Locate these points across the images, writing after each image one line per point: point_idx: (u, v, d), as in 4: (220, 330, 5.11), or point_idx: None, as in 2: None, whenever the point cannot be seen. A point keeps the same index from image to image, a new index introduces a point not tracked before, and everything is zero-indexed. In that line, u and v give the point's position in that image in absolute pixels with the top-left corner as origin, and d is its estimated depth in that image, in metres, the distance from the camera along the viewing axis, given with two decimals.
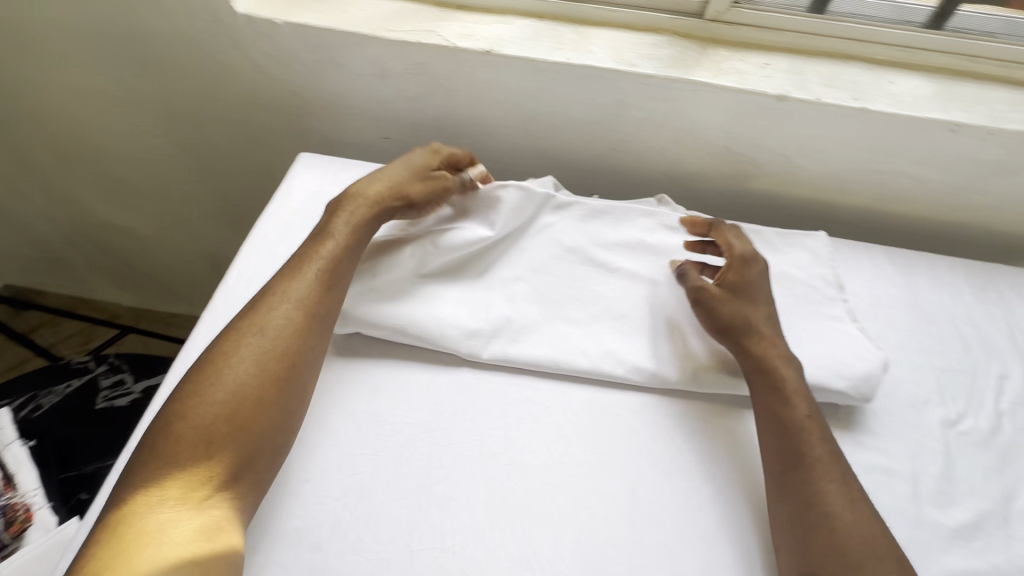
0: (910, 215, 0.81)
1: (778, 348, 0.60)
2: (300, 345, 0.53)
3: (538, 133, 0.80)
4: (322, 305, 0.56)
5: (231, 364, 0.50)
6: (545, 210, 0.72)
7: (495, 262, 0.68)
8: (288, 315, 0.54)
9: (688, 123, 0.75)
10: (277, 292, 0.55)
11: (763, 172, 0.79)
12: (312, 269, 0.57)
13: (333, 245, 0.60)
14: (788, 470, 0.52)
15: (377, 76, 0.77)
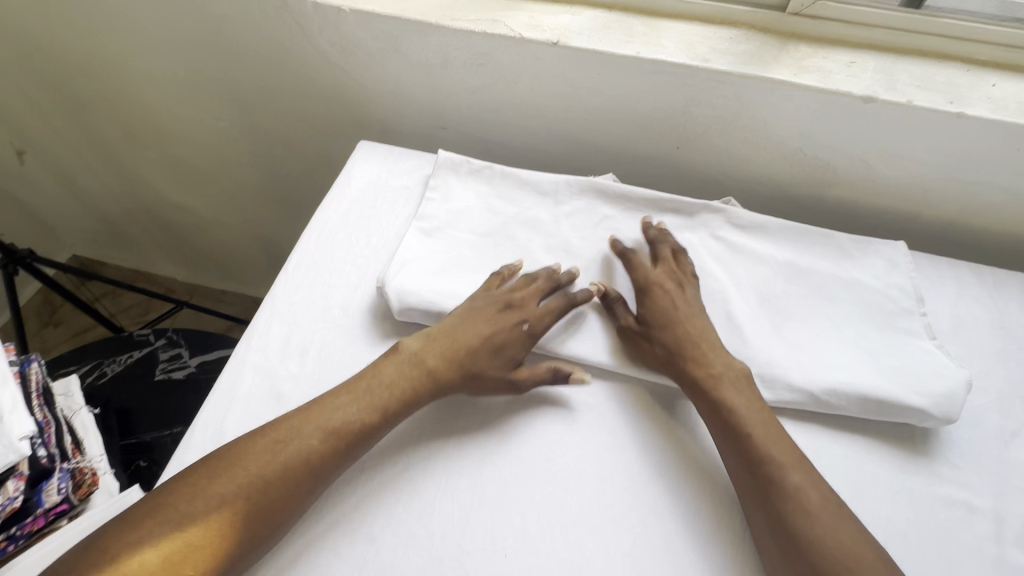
0: (1000, 229, 0.74)
1: (713, 355, 0.56)
2: (330, 470, 0.49)
3: (599, 127, 0.78)
4: (360, 435, 0.50)
5: (246, 471, 0.46)
6: (607, 201, 0.69)
7: (552, 256, 0.66)
8: (318, 436, 0.49)
9: (761, 122, 0.71)
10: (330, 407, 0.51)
11: (838, 177, 0.75)
12: (360, 395, 0.52)
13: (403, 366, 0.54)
14: (752, 493, 0.49)
15: (440, 66, 0.76)
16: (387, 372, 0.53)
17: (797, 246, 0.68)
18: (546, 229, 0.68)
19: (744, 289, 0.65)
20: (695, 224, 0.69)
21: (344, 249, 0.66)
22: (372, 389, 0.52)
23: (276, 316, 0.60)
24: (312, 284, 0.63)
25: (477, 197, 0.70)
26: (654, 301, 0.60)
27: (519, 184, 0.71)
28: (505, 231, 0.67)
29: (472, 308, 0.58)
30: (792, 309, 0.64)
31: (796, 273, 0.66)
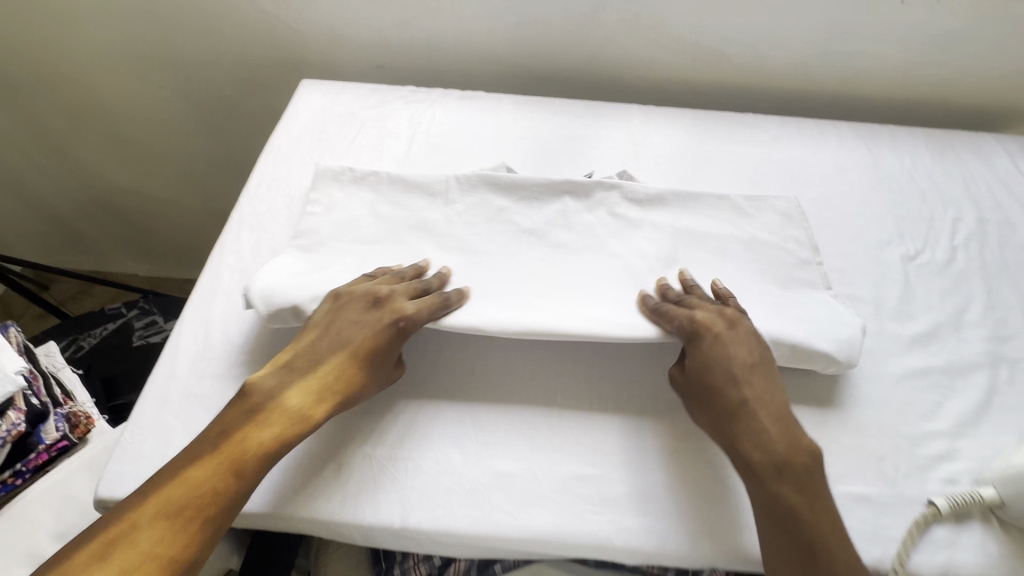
0: (873, 93, 0.86)
1: (776, 433, 0.48)
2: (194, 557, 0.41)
3: (520, 46, 0.85)
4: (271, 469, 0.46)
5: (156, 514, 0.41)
6: (498, 192, 0.67)
7: (446, 253, 0.62)
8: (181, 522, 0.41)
9: (659, 21, 0.80)
10: (187, 481, 0.43)
11: (733, 65, 0.85)
12: (223, 456, 0.45)
13: (276, 411, 0.48)
14: None
15: (367, 2, 0.83)
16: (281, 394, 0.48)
17: (695, 213, 0.67)
18: (438, 231, 0.64)
19: (647, 257, 0.63)
20: (590, 203, 0.67)
21: (299, 167, 0.72)
22: (234, 446, 0.45)
23: (245, 225, 0.66)
24: (273, 197, 0.68)
25: (362, 206, 0.65)
26: (709, 352, 0.52)
27: (407, 187, 0.67)
28: (394, 235, 0.64)
29: (337, 317, 0.53)
30: (693, 274, 0.62)
31: (695, 239, 0.65)
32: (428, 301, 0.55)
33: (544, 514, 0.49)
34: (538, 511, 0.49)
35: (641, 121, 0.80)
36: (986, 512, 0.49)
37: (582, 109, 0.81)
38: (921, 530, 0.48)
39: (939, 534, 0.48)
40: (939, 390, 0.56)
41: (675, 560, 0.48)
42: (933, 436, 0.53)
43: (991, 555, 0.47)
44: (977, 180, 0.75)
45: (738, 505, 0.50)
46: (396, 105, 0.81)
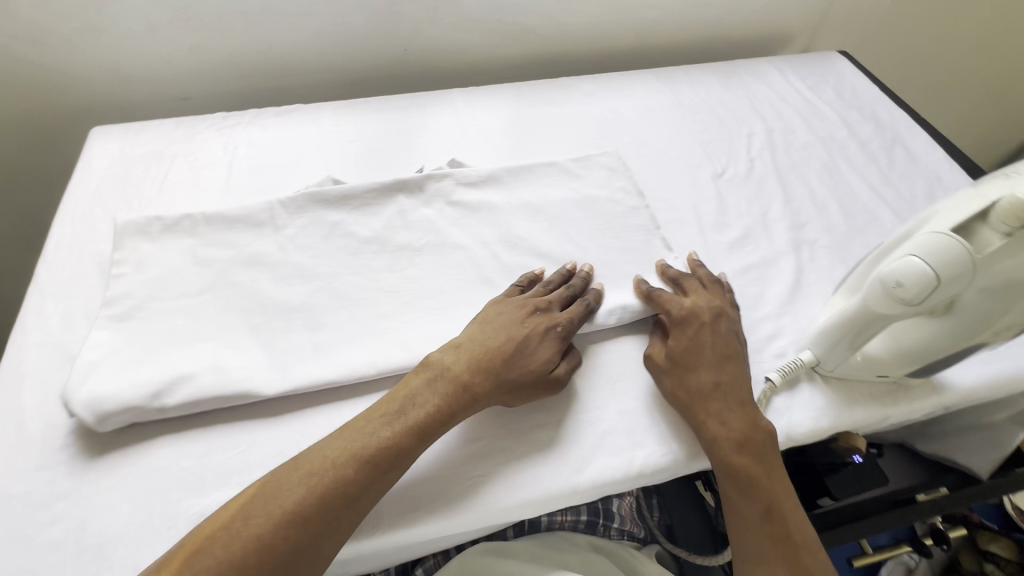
0: (665, 40, 0.95)
1: (739, 415, 0.51)
2: (357, 493, 0.44)
3: (327, 50, 0.83)
4: (373, 493, 0.45)
5: (286, 512, 0.41)
6: (328, 206, 0.65)
7: (284, 284, 0.60)
8: (353, 464, 0.44)
9: (457, 5, 0.82)
10: (372, 422, 0.47)
11: (539, 37, 0.89)
12: (390, 416, 0.47)
13: (425, 395, 0.49)
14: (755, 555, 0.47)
15: (149, 32, 0.77)
16: (405, 417, 0.47)
17: (530, 183, 0.70)
18: (271, 261, 0.62)
19: (488, 242, 0.64)
20: (426, 198, 0.68)
21: (105, 221, 0.65)
22: (402, 410, 0.48)
23: (49, 297, 0.58)
24: (79, 259, 0.62)
25: (181, 253, 0.61)
26: (697, 338, 0.54)
27: (229, 224, 0.64)
28: (224, 279, 0.60)
29: (497, 312, 0.55)
30: (535, 233, 0.65)
31: (533, 211, 0.67)
32: (569, 314, 0.56)
33: (432, 494, 0.49)
34: (440, 496, 0.49)
35: (465, 103, 0.81)
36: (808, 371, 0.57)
37: (405, 102, 0.81)
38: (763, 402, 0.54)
39: (775, 402, 0.55)
40: (758, 282, 0.64)
41: (564, 498, 0.50)
42: (761, 321, 0.60)
43: (819, 406, 0.55)
44: (761, 98, 0.86)
45: (608, 428, 0.53)
46: (207, 135, 0.75)
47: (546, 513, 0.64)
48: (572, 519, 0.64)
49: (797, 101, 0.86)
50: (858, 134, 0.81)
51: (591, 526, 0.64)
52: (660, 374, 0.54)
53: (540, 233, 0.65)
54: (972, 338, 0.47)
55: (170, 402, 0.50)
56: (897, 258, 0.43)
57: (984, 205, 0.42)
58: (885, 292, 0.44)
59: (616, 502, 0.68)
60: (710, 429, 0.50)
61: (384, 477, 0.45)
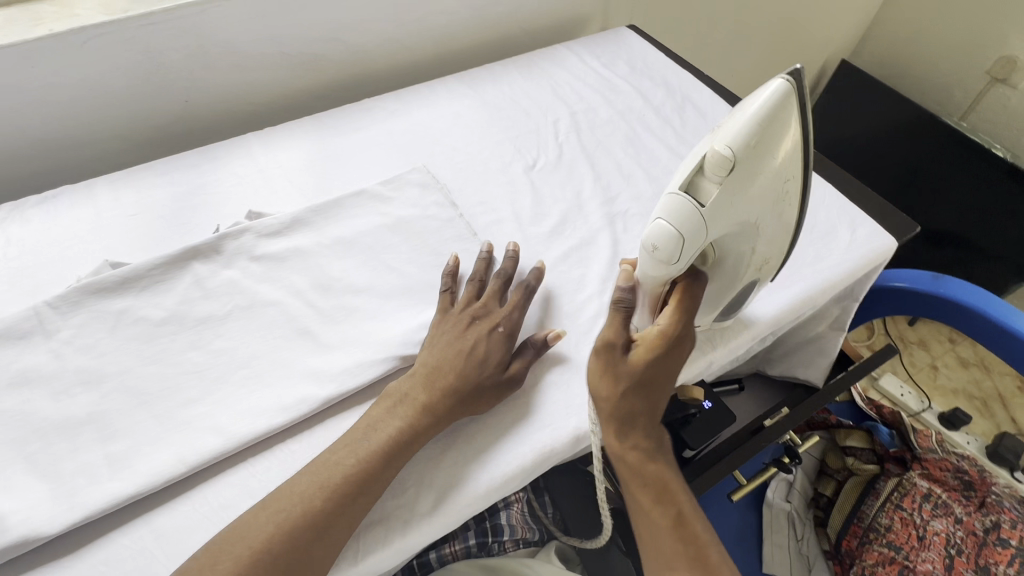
0: (463, 42, 0.96)
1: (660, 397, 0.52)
2: (328, 529, 0.44)
3: (88, 118, 0.74)
4: (346, 524, 0.45)
5: (255, 552, 0.42)
6: (108, 295, 0.58)
7: (65, 397, 0.52)
8: (320, 496, 0.45)
9: (227, 44, 0.76)
10: (346, 447, 0.48)
11: (331, 61, 0.85)
12: (356, 446, 0.48)
13: (391, 418, 0.49)
14: (659, 517, 0.49)
15: None
16: (369, 442, 0.48)
17: (340, 218, 0.67)
18: (44, 374, 0.53)
19: (302, 291, 0.61)
20: (225, 259, 0.62)
21: None
22: (366, 438, 0.48)
23: None
24: None
25: None
26: (671, 349, 0.50)
27: None
28: None
29: (439, 327, 0.56)
30: (351, 269, 0.63)
31: (346, 246, 0.64)
32: (513, 308, 0.57)
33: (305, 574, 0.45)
34: None
35: (261, 146, 0.76)
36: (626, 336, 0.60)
37: (193, 158, 0.74)
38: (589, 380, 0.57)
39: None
40: (580, 264, 0.65)
41: (416, 539, 0.49)
42: (587, 302, 0.62)
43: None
44: (561, 83, 0.88)
45: (467, 445, 0.52)
46: None
47: (434, 549, 0.63)
48: (462, 546, 0.62)
49: (595, 80, 0.89)
50: (653, 101, 0.86)
51: (484, 547, 0.62)
52: (625, 372, 0.49)
53: (356, 268, 0.63)
54: (746, 269, 0.53)
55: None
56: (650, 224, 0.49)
57: (697, 159, 0.46)
58: (649, 258, 0.49)
59: (505, 513, 0.64)
60: (630, 445, 0.50)
61: (356, 503, 0.46)
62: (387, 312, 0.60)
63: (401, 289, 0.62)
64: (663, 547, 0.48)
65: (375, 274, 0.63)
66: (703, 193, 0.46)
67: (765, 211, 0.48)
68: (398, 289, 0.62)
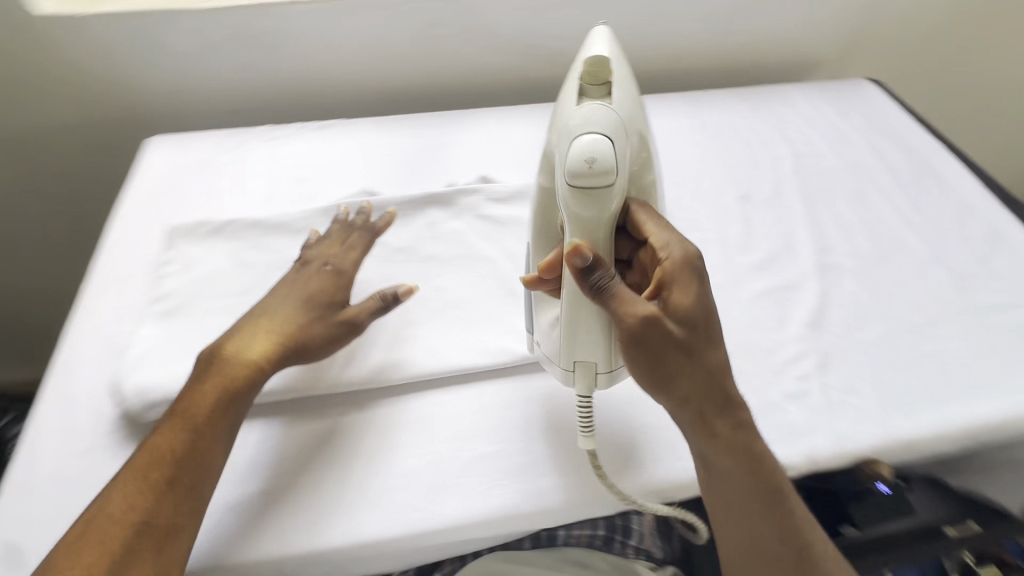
0: (692, 65, 0.96)
1: (710, 347, 0.47)
2: (217, 425, 0.48)
3: (364, 70, 0.86)
4: (235, 417, 0.50)
5: (165, 454, 0.46)
6: None
7: None
8: (203, 405, 0.49)
9: (491, 28, 0.85)
10: (222, 358, 0.52)
11: (568, 59, 0.91)
12: (229, 356, 0.52)
13: (257, 328, 0.54)
14: (758, 496, 0.46)
15: (204, 50, 0.81)
16: (239, 348, 0.53)
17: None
18: None
19: (515, 256, 0.67)
20: (456, 211, 0.70)
21: (156, 220, 0.70)
22: (237, 348, 0.53)
23: (101, 290, 0.63)
24: (130, 255, 0.66)
25: (224, 255, 0.65)
26: (694, 282, 0.47)
27: (271, 229, 0.67)
28: (263, 281, 0.63)
29: (297, 275, 0.59)
30: None
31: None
32: (337, 273, 0.59)
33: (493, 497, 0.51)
34: (477, 504, 0.50)
35: (495, 122, 0.84)
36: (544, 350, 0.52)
37: (439, 118, 0.84)
38: (587, 416, 0.50)
39: (586, 403, 0.50)
40: (782, 304, 0.64)
41: (589, 509, 0.51)
42: (784, 342, 0.60)
43: (604, 357, 0.48)
44: (786, 123, 0.86)
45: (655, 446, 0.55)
46: (254, 146, 0.80)
47: (564, 528, 0.63)
48: (588, 534, 0.63)
49: (823, 127, 0.86)
50: (885, 161, 0.81)
51: (608, 542, 0.64)
52: (666, 339, 0.45)
53: None
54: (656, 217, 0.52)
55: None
56: (569, 147, 0.44)
57: (581, 86, 0.47)
58: (578, 205, 0.44)
59: (637, 518, 0.65)
60: (701, 423, 0.47)
61: (244, 397, 0.51)
62: None
63: None
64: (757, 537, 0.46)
65: None
66: (602, 115, 0.44)
67: (642, 119, 0.48)
68: None
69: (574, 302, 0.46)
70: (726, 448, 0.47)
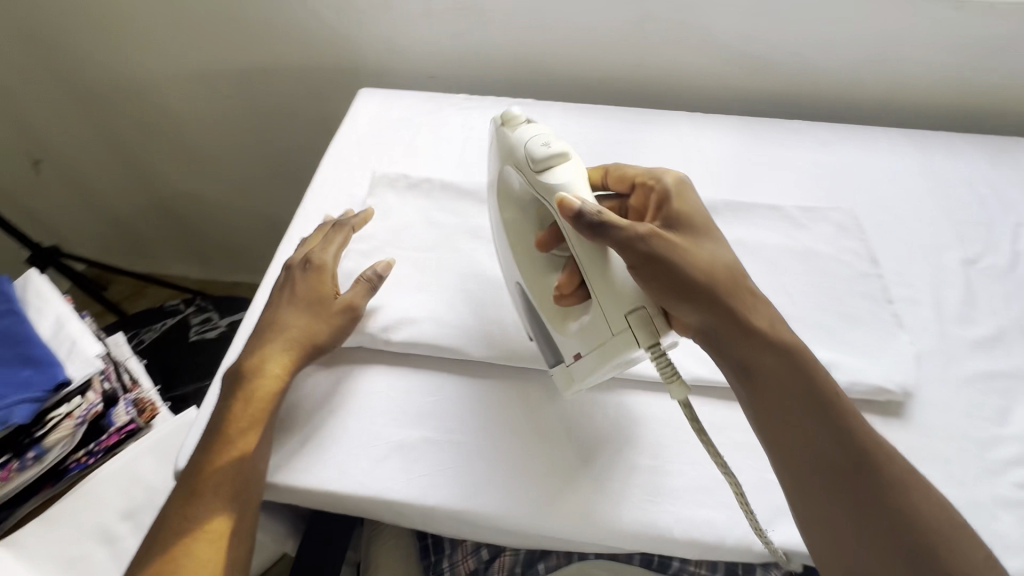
0: (926, 100, 0.84)
1: (715, 249, 0.50)
2: (259, 391, 0.52)
3: (564, 54, 0.86)
4: (275, 385, 0.53)
5: (224, 419, 0.51)
6: None
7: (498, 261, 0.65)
8: (238, 379, 0.53)
9: (708, 29, 0.80)
10: (255, 338, 0.56)
11: (780, 73, 0.83)
12: (259, 332, 0.56)
13: (283, 304, 0.58)
14: (815, 416, 0.45)
15: (423, 15, 0.85)
16: (270, 326, 0.56)
17: (749, 223, 0.67)
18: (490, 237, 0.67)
19: None
20: None
21: (360, 167, 0.76)
22: (270, 322, 0.57)
23: (310, 222, 0.70)
24: (337, 195, 0.73)
25: (415, 211, 0.69)
26: (680, 203, 0.52)
27: (460, 195, 0.70)
28: (448, 243, 0.66)
29: (290, 273, 0.60)
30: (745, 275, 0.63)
31: (747, 251, 0.65)
32: (331, 252, 0.61)
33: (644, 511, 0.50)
34: (628, 514, 0.49)
35: (690, 127, 0.80)
36: (581, 352, 0.49)
37: (632, 114, 0.82)
38: (662, 357, 0.45)
39: (654, 342, 0.45)
40: (1006, 396, 0.55)
41: (740, 555, 0.49)
42: (1003, 440, 0.52)
43: (648, 294, 0.46)
44: None
45: None
46: (450, 112, 0.83)
47: (680, 560, 0.60)
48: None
49: None
50: None
51: None
52: (686, 253, 0.48)
53: (751, 275, 0.63)
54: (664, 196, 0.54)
55: (393, 339, 0.58)
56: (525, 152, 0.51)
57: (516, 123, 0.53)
58: (548, 183, 0.49)
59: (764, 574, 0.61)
60: (736, 334, 0.48)
61: (279, 366, 0.54)
62: None
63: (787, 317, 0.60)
64: (826, 462, 0.44)
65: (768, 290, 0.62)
66: (533, 125, 0.52)
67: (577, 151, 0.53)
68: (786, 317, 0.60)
69: (586, 259, 0.47)
70: (766, 360, 0.47)
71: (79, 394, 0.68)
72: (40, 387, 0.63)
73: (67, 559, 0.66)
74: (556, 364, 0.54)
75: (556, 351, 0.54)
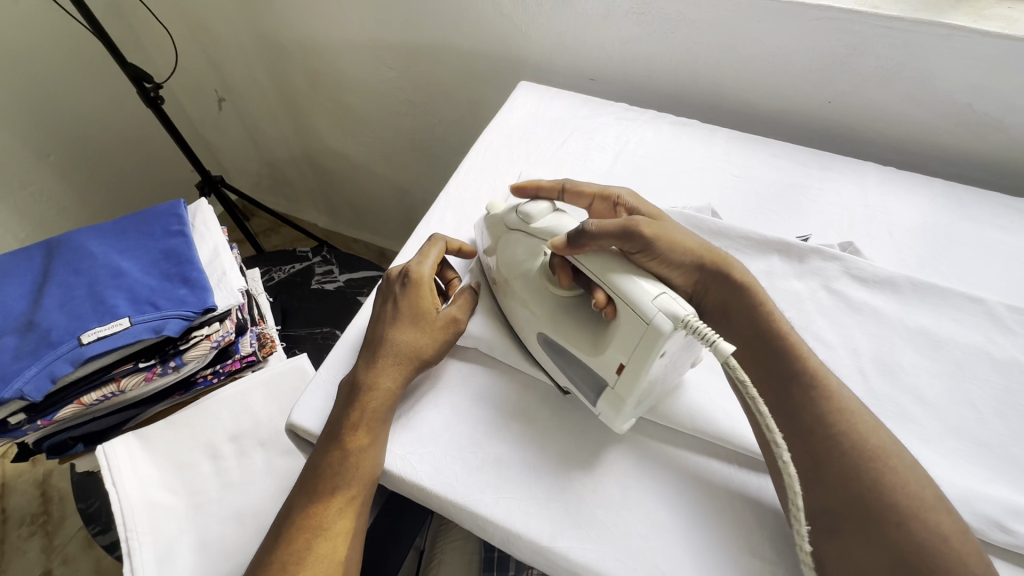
0: None
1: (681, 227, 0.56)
2: (372, 402, 0.52)
3: (746, 77, 0.78)
4: (386, 396, 0.52)
5: (337, 425, 0.51)
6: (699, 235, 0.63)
7: None
8: (351, 386, 0.53)
9: (930, 76, 0.68)
10: (367, 345, 0.56)
11: (1012, 138, 0.69)
12: (371, 341, 0.55)
13: (389, 314, 0.56)
14: (787, 391, 0.47)
15: (603, 16, 0.81)
16: (378, 337, 0.55)
17: (937, 311, 0.56)
18: None
19: (860, 355, 0.55)
20: (803, 271, 0.60)
21: (506, 163, 0.75)
22: (378, 332, 0.55)
23: (449, 209, 0.70)
24: (479, 186, 0.73)
25: None
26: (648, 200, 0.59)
27: None
28: None
29: (386, 287, 0.58)
30: (923, 374, 0.53)
31: (929, 344, 0.55)
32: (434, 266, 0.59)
33: None
34: None
35: (878, 182, 0.70)
36: (622, 362, 0.46)
37: (809, 155, 0.73)
38: (693, 325, 0.43)
39: (683, 316, 0.43)
40: None
41: None
42: None
43: (660, 283, 0.47)
44: None
45: None
46: (607, 120, 0.80)
47: None
48: None
49: None
50: None
51: None
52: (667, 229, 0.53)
53: (929, 374, 0.53)
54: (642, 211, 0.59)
55: (507, 346, 0.57)
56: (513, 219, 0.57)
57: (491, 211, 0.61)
58: (544, 225, 0.55)
59: None
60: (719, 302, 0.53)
61: (390, 377, 0.53)
62: (943, 447, 0.49)
63: (972, 440, 0.49)
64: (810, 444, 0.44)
65: (949, 399, 0.52)
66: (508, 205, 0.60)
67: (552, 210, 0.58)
68: (969, 437, 0.49)
69: (598, 272, 0.48)
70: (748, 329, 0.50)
71: (219, 322, 0.75)
72: (192, 308, 0.70)
73: (179, 463, 0.72)
74: (598, 397, 0.50)
75: (592, 378, 0.50)
